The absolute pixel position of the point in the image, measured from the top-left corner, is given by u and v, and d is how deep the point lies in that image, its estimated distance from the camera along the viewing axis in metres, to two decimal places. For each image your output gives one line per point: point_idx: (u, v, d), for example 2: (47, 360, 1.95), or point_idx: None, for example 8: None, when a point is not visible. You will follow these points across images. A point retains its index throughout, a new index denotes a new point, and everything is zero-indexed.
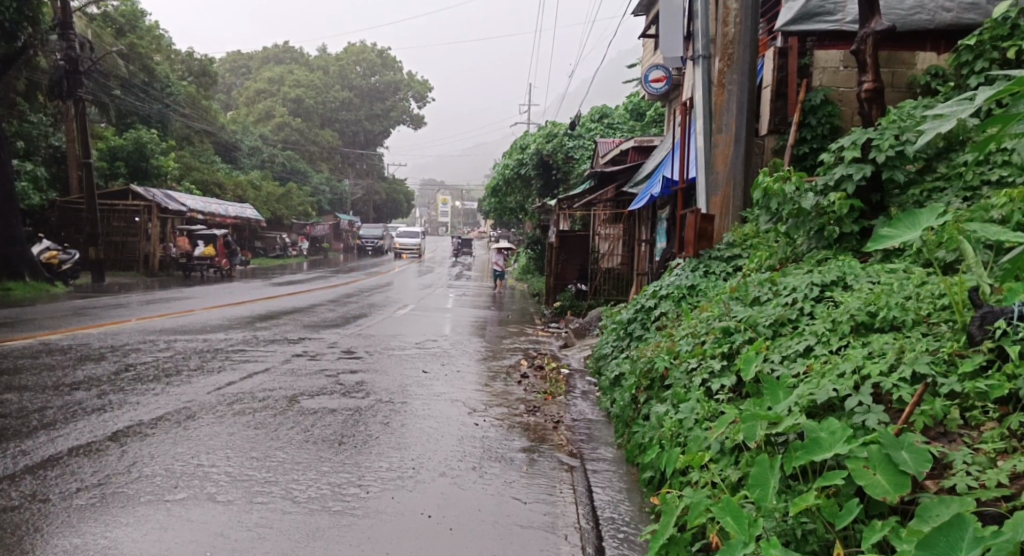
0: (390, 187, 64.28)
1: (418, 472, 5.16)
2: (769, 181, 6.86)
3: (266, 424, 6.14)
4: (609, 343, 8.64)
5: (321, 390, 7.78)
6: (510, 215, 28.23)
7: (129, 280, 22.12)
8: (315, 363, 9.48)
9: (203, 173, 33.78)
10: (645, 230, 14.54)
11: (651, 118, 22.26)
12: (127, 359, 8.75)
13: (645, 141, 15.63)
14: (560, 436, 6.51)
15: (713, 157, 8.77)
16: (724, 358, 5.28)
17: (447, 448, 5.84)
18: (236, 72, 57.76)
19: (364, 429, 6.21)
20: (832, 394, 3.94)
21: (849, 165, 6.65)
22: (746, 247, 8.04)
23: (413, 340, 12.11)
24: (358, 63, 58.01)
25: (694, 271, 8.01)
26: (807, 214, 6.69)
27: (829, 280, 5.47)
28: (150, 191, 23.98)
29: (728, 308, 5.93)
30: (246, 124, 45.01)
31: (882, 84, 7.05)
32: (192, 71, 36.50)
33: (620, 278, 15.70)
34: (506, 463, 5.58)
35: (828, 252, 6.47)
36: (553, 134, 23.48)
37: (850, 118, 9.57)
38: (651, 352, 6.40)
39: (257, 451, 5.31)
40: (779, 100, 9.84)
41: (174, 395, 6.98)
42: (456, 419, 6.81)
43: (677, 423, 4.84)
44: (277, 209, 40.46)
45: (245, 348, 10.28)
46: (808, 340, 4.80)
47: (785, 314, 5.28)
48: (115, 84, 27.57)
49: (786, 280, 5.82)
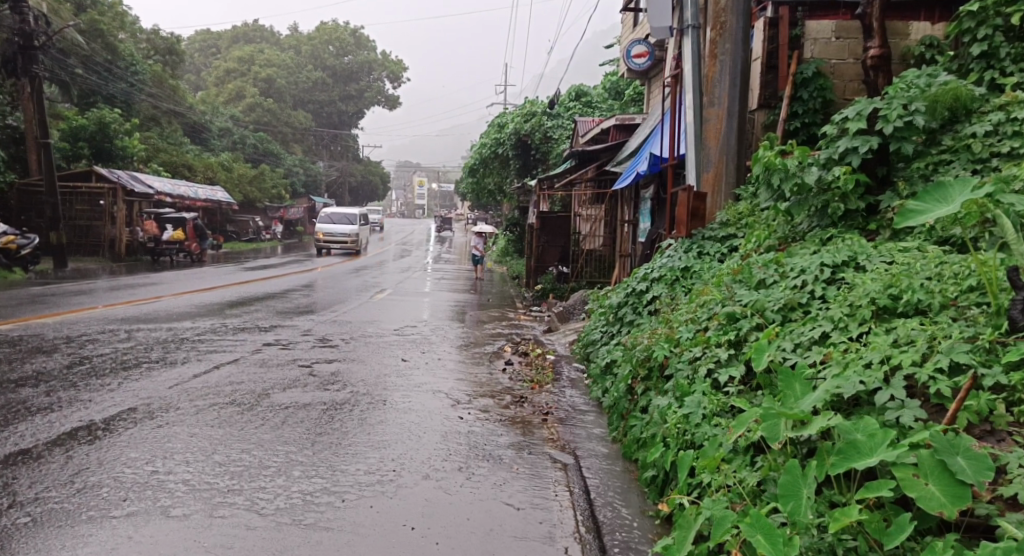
0: (365, 170, 63.32)
1: (399, 475, 4.71)
2: (771, 155, 6.41)
3: (233, 423, 5.65)
4: (598, 328, 8.22)
5: (293, 383, 7.29)
6: (488, 198, 27.67)
7: (94, 265, 21.33)
8: (287, 353, 8.95)
9: (171, 154, 32.87)
10: (628, 211, 14.07)
11: (630, 97, 21.59)
12: (82, 351, 8.21)
13: (627, 119, 15.11)
14: (550, 429, 6.09)
15: (704, 132, 8.34)
16: (731, 346, 4.87)
17: (431, 445, 5.41)
18: (205, 52, 56.38)
19: (339, 426, 5.75)
20: (860, 387, 3.53)
21: (854, 138, 6.23)
22: (741, 226, 7.63)
23: (391, 327, 11.62)
24: (330, 43, 56.86)
25: (688, 252, 7.60)
26: (811, 190, 6.27)
27: (841, 260, 5.05)
28: (114, 173, 23.18)
29: (731, 291, 5.51)
30: (215, 104, 44.06)
31: (889, 50, 6.67)
32: (157, 50, 35.51)
33: (602, 260, 15.23)
34: (494, 461, 5.16)
35: (833, 231, 6.07)
36: (532, 113, 22.90)
37: (841, 92, 9.16)
38: (647, 340, 5.99)
39: (220, 454, 4.84)
40: (769, 73, 9.39)
41: (131, 391, 6.45)
42: (439, 413, 6.36)
43: (681, 419, 4.44)
44: (249, 192, 39.49)
45: (212, 337, 9.76)
46: (822, 326, 4.38)
47: (796, 298, 4.85)
48: (76, 62, 26.59)
49: (793, 261, 5.41)
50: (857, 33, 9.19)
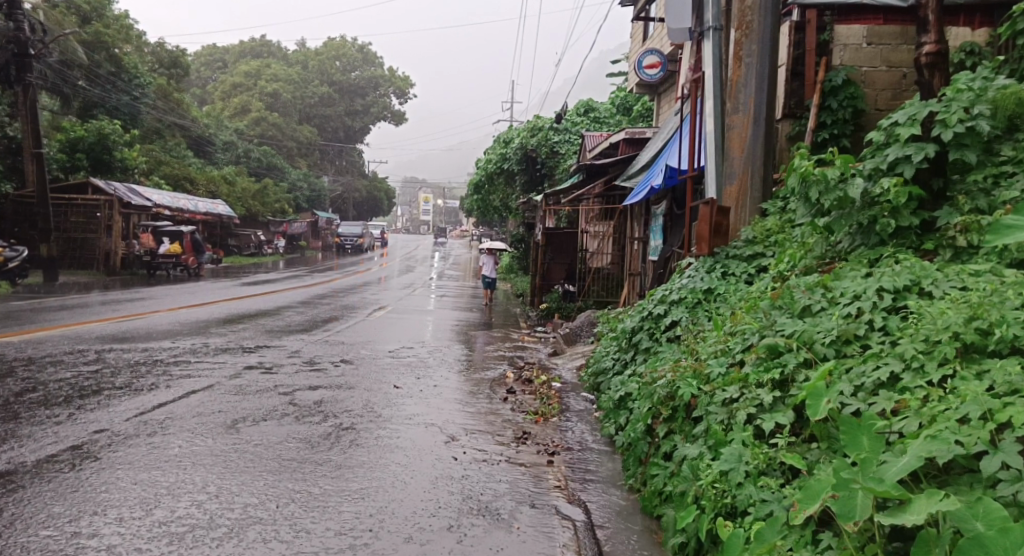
0: (370, 185, 62.89)
1: (375, 538, 3.97)
2: (808, 166, 5.61)
3: (188, 466, 4.95)
4: (610, 355, 7.46)
5: (269, 413, 6.53)
6: (493, 214, 27.01)
7: (86, 279, 20.62)
8: (268, 378, 8.17)
9: (173, 167, 32.24)
10: (637, 228, 13.39)
11: (638, 113, 20.80)
12: (39, 377, 7.43)
13: (637, 132, 14.19)
14: (557, 474, 5.29)
15: (727, 141, 7.55)
16: (775, 386, 4.06)
17: (417, 494, 4.65)
18: (212, 66, 56.03)
19: (311, 470, 4.99)
20: (958, 450, 2.77)
21: (904, 146, 5.39)
22: (769, 244, 6.82)
23: (386, 348, 10.85)
24: (337, 59, 56.46)
25: (710, 272, 6.83)
26: (854, 204, 5.46)
27: (902, 285, 4.22)
28: (111, 184, 22.53)
29: (770, 319, 4.70)
30: (220, 118, 43.72)
31: (946, 46, 5.93)
32: (162, 63, 34.96)
33: (610, 279, 14.58)
34: (491, 517, 4.38)
35: (880, 250, 5.23)
36: (538, 128, 22.21)
37: (873, 101, 8.22)
38: (669, 374, 5.17)
39: (163, 508, 4.19)
40: (794, 81, 8.43)
41: (79, 427, 5.74)
42: (429, 453, 5.58)
43: (718, 477, 3.67)
44: (252, 206, 38.73)
45: (189, 359, 8.98)
46: (890, 366, 3.58)
47: (851, 328, 4.03)
48: (78, 74, 26.02)
49: (843, 284, 4.56)
50: (891, 38, 8.25)
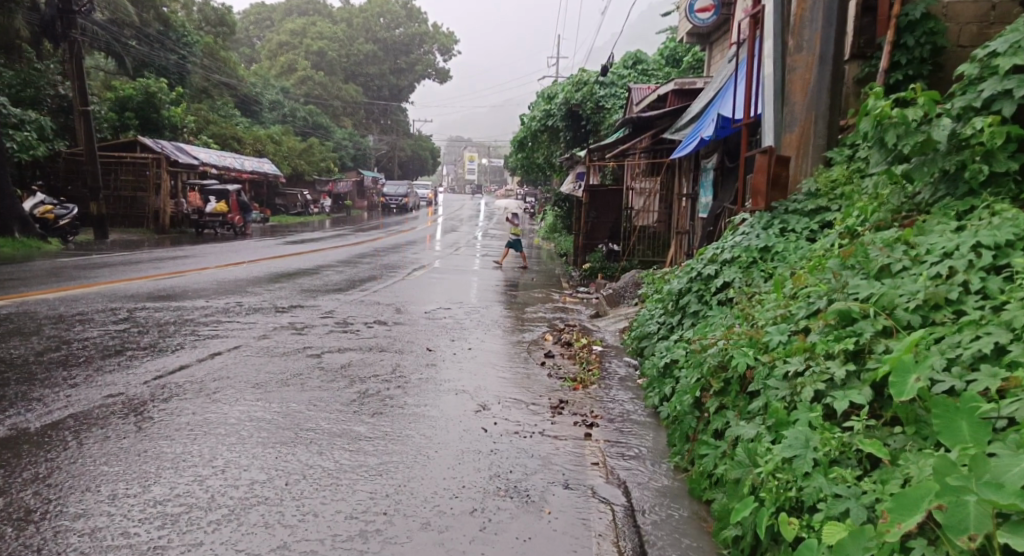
0: (415, 144, 62.43)
1: (389, 523, 3.59)
2: (885, 106, 4.92)
3: (198, 435, 4.61)
4: (655, 319, 6.92)
5: (294, 377, 6.18)
6: (537, 172, 26.30)
7: (135, 237, 20.65)
8: (298, 339, 7.83)
9: (221, 127, 32.18)
10: (686, 184, 12.65)
11: (688, 64, 19.78)
12: (67, 335, 7.21)
13: (687, 83, 13.34)
14: (594, 449, 4.80)
15: (788, 84, 6.85)
16: (848, 358, 3.50)
17: (439, 471, 4.23)
18: (260, 25, 55.85)
19: (327, 442, 4.59)
20: None
21: (1004, 80, 4.66)
22: (834, 197, 6.14)
23: (422, 309, 10.43)
24: (382, 15, 55.61)
25: (768, 228, 6.20)
26: (938, 149, 4.77)
27: (1006, 240, 3.56)
28: (158, 143, 22.49)
29: (841, 280, 4.08)
30: (267, 77, 43.53)
31: None
32: (207, 21, 34.47)
33: (656, 238, 13.93)
34: (519, 500, 3.93)
35: (971, 199, 4.54)
36: (583, 82, 21.36)
37: (954, 38, 7.26)
38: (721, 342, 4.63)
39: (161, 485, 3.88)
40: (866, 17, 7.59)
41: (96, 391, 5.46)
42: (458, 424, 5.14)
43: (781, 464, 3.15)
44: (297, 165, 38.61)
45: (220, 318, 8.70)
46: (997, 336, 2.99)
47: (941, 292, 3.44)
48: (128, 34, 25.93)
49: (929, 239, 3.93)
50: None
